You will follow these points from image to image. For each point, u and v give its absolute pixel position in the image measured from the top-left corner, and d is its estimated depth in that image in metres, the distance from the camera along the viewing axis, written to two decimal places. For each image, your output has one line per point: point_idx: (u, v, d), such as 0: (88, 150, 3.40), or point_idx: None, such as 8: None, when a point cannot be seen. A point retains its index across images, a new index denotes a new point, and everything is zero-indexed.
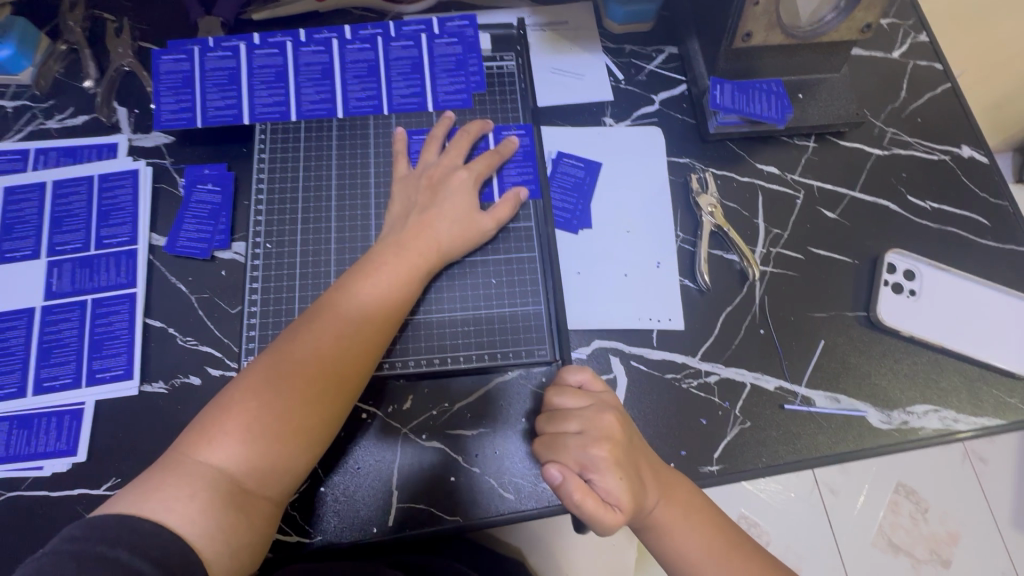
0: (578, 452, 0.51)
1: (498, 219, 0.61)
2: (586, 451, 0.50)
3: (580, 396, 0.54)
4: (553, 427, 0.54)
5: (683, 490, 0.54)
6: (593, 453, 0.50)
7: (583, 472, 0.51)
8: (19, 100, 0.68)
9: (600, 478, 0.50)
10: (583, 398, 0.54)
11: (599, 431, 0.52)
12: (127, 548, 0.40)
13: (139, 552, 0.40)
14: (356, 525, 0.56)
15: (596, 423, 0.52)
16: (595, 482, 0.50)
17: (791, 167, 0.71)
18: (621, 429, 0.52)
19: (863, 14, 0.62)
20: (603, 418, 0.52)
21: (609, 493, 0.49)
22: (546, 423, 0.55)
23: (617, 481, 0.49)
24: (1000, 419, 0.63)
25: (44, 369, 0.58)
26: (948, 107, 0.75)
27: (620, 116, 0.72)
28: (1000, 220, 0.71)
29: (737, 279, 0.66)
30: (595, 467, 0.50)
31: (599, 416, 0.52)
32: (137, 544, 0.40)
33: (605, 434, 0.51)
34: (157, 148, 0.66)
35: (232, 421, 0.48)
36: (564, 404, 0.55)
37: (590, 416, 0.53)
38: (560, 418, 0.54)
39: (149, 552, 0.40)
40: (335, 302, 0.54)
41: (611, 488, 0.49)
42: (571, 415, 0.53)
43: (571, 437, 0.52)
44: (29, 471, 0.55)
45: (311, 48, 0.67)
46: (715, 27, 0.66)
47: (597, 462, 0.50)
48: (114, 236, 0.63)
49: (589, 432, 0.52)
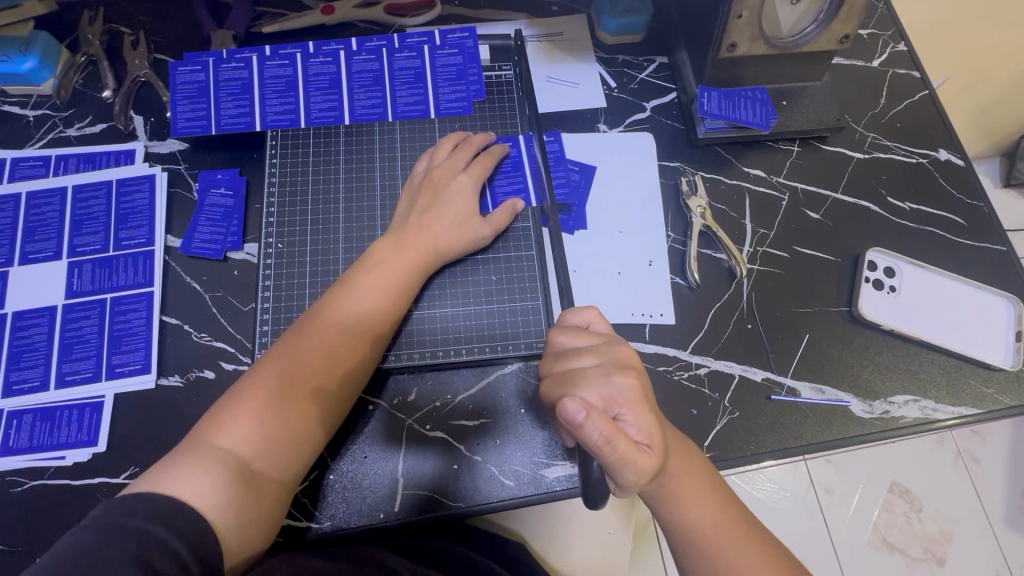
0: (599, 384, 0.47)
1: (496, 225, 0.64)
2: (610, 381, 0.47)
3: (589, 334, 0.52)
4: (563, 363, 0.50)
5: (696, 460, 0.54)
6: (619, 383, 0.47)
7: (608, 408, 0.46)
8: (41, 110, 0.71)
9: (628, 412, 0.46)
10: (591, 335, 0.53)
11: (617, 363, 0.49)
12: (143, 515, 0.42)
13: (161, 521, 0.43)
14: (363, 511, 0.58)
15: (612, 355, 0.50)
16: (624, 418, 0.46)
17: (776, 170, 0.74)
18: (637, 362, 0.50)
19: (841, 26, 0.66)
20: (616, 352, 0.51)
21: (639, 428, 0.46)
22: (555, 362, 0.51)
23: (645, 414, 0.47)
24: (978, 409, 0.66)
25: (66, 364, 0.61)
26: (925, 113, 0.79)
27: (613, 123, 0.76)
28: (976, 220, 0.74)
29: (726, 276, 0.69)
30: (621, 400, 0.47)
31: (612, 350, 0.51)
32: (159, 514, 0.43)
33: (622, 365, 0.49)
34: (172, 154, 0.70)
35: (243, 409, 0.51)
36: (571, 341, 0.52)
37: (605, 352, 0.50)
38: (573, 354, 0.50)
39: (169, 521, 0.43)
40: (338, 299, 0.57)
41: (641, 422, 0.46)
42: (584, 351, 0.50)
43: (589, 369, 0.49)
44: (51, 461, 0.58)
45: (320, 59, 0.70)
46: (702, 38, 0.70)
47: (624, 391, 0.47)
48: (132, 238, 0.66)
49: (606, 364, 0.49)
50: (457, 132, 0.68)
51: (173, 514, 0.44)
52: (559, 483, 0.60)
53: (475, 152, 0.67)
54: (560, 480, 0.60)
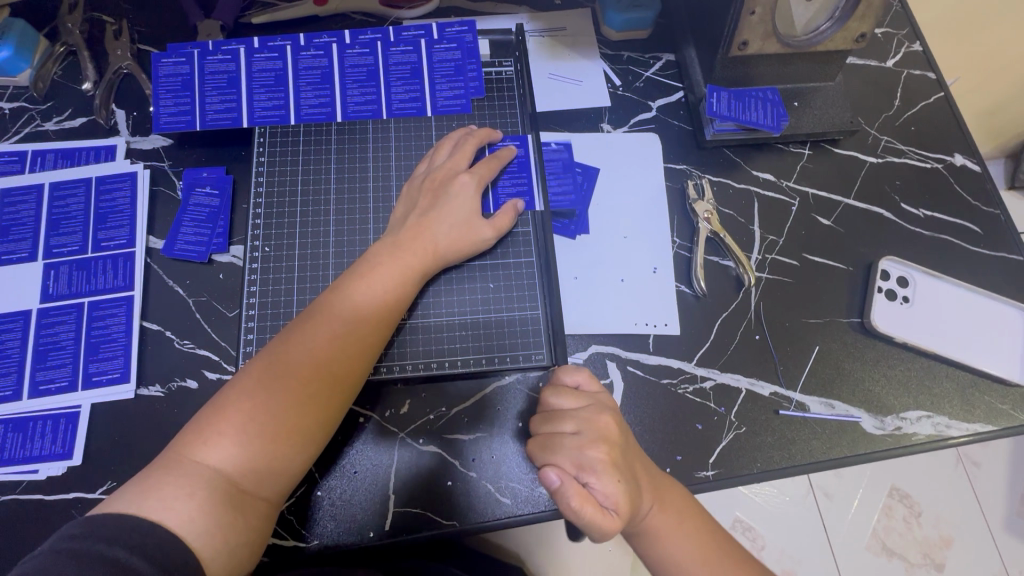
0: (573, 453, 0.49)
1: (499, 227, 0.61)
2: (582, 451, 0.49)
3: (575, 394, 0.53)
4: (546, 426, 0.52)
5: (680, 498, 0.52)
6: (589, 455, 0.48)
7: (579, 474, 0.48)
8: (16, 102, 0.67)
9: (596, 480, 0.47)
10: (579, 398, 0.53)
11: (594, 431, 0.50)
12: (123, 546, 0.39)
13: (135, 551, 0.40)
14: (353, 529, 0.56)
15: (592, 421, 0.51)
16: (593, 485, 0.48)
17: (787, 174, 0.72)
18: (617, 429, 0.50)
19: (858, 24, 0.62)
20: (599, 419, 0.51)
21: (605, 495, 0.47)
22: (541, 424, 0.53)
23: (614, 481, 0.47)
24: (992, 425, 0.63)
25: (41, 372, 0.58)
26: (941, 115, 0.76)
27: (617, 122, 0.73)
28: (992, 227, 0.71)
29: (734, 285, 0.66)
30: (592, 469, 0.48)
31: (594, 414, 0.51)
32: (133, 544, 0.40)
33: (599, 432, 0.50)
34: (155, 150, 0.66)
35: (228, 421, 0.48)
36: (558, 402, 0.53)
37: (586, 417, 0.51)
38: (556, 418, 0.52)
39: (145, 551, 0.40)
40: (331, 304, 0.54)
41: (608, 490, 0.47)
42: (565, 415, 0.51)
43: (565, 435, 0.50)
44: (23, 475, 0.55)
45: (311, 52, 0.67)
46: (712, 35, 0.67)
47: (594, 461, 0.48)
48: (112, 238, 0.63)
49: (583, 432, 0.50)
50: (462, 129, 0.65)
51: (157, 549, 0.41)
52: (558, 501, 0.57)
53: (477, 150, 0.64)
54: None
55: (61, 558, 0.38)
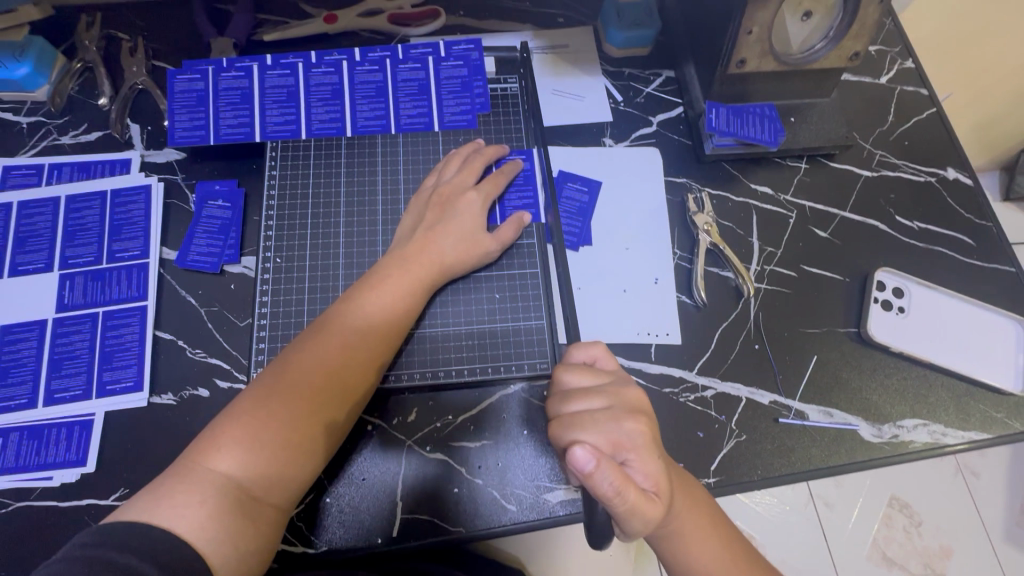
0: (607, 428, 0.48)
1: (503, 240, 0.63)
2: (619, 426, 0.48)
3: (595, 373, 0.52)
4: (569, 405, 0.51)
5: (697, 493, 0.53)
6: (627, 429, 0.48)
7: (617, 453, 0.47)
8: (34, 117, 0.69)
9: (636, 459, 0.47)
10: (597, 374, 0.53)
11: (626, 407, 0.50)
12: (137, 553, 0.40)
13: (148, 558, 0.40)
14: (360, 535, 0.57)
15: (621, 398, 0.50)
16: (631, 463, 0.47)
17: (784, 188, 0.73)
18: (647, 407, 0.51)
19: (851, 43, 0.65)
20: (625, 393, 0.51)
21: (646, 476, 0.46)
22: (561, 403, 0.51)
23: (652, 461, 0.47)
24: (987, 433, 0.65)
25: (55, 381, 0.59)
26: (934, 130, 0.78)
27: (619, 137, 0.75)
28: (985, 240, 0.73)
29: (734, 295, 0.68)
30: (631, 446, 0.47)
31: (621, 391, 0.51)
32: (146, 551, 0.41)
33: (632, 409, 0.50)
34: (168, 164, 0.68)
35: (241, 429, 0.49)
36: (577, 380, 0.52)
37: (614, 391, 0.51)
38: (580, 395, 0.51)
39: (158, 558, 0.41)
40: (342, 314, 0.56)
41: (648, 468, 0.47)
42: (593, 392, 0.51)
43: (597, 412, 0.49)
44: (38, 482, 0.56)
45: (322, 69, 0.69)
46: (711, 52, 0.69)
47: (632, 437, 0.48)
48: (126, 250, 0.64)
49: (616, 407, 0.50)
50: (469, 145, 0.68)
51: (169, 556, 0.42)
52: (562, 508, 0.58)
53: (484, 166, 0.66)
54: (563, 504, 0.59)
55: (77, 564, 0.39)
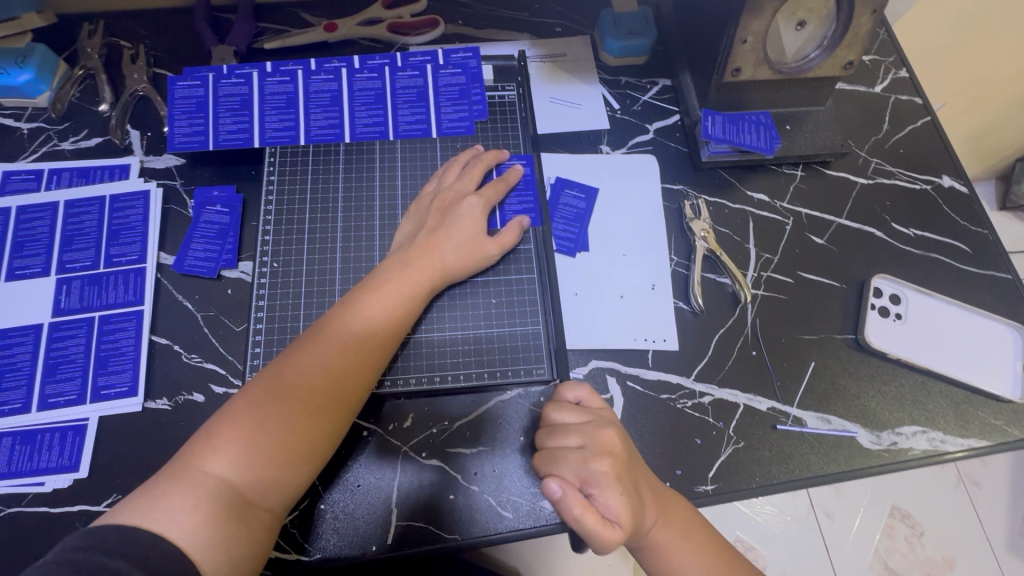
0: (578, 467, 0.51)
1: (503, 245, 0.63)
2: (589, 466, 0.50)
3: (578, 411, 0.55)
4: (552, 439, 0.54)
5: (683, 510, 0.53)
6: (594, 468, 0.50)
7: (584, 487, 0.50)
8: (35, 123, 0.70)
9: (600, 493, 0.49)
10: (581, 412, 0.55)
11: (599, 447, 0.51)
12: (127, 561, 0.40)
13: (136, 565, 0.40)
14: (356, 543, 0.56)
15: (595, 437, 0.52)
16: (595, 497, 0.49)
17: (779, 195, 0.74)
18: (619, 446, 0.52)
19: (845, 52, 0.65)
20: (602, 433, 0.53)
21: (609, 508, 0.49)
22: (547, 437, 0.55)
23: (617, 495, 0.49)
24: (986, 441, 0.64)
25: (50, 386, 0.59)
26: (928, 138, 0.79)
27: (616, 144, 0.75)
28: (980, 247, 0.73)
29: (730, 301, 0.68)
30: (597, 482, 0.50)
31: (598, 432, 0.53)
32: (135, 558, 0.40)
33: (605, 449, 0.51)
34: (168, 170, 0.68)
35: (237, 431, 0.48)
36: (563, 417, 0.55)
37: (591, 431, 0.53)
38: (561, 432, 0.54)
39: (147, 564, 0.40)
40: (341, 318, 0.55)
41: (611, 503, 0.48)
42: (572, 429, 0.53)
43: (571, 450, 0.52)
44: (29, 488, 0.55)
45: (321, 76, 0.70)
46: (706, 62, 0.69)
47: (598, 475, 0.50)
48: (124, 254, 0.64)
49: (589, 447, 0.52)
50: (469, 152, 0.68)
51: (160, 563, 0.41)
52: (558, 515, 0.58)
53: (486, 170, 0.66)
54: (560, 512, 0.58)
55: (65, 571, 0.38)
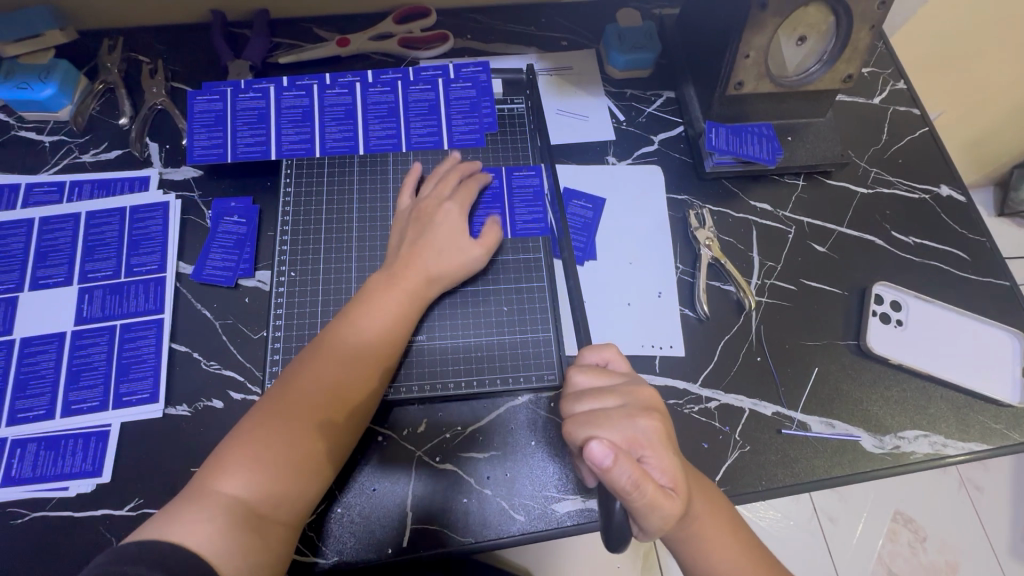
0: (623, 426, 0.47)
1: (487, 245, 0.65)
2: (634, 423, 0.47)
3: (609, 374, 0.53)
4: (582, 404, 0.50)
5: (713, 492, 0.54)
6: (643, 425, 0.47)
7: (633, 449, 0.46)
8: (57, 136, 0.72)
9: (653, 455, 0.46)
10: (612, 376, 0.53)
11: (639, 404, 0.50)
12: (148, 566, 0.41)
13: (164, 567, 0.41)
14: (372, 546, 0.58)
15: (634, 396, 0.50)
16: (647, 460, 0.46)
17: (782, 204, 0.76)
18: (659, 404, 0.51)
19: (845, 66, 0.67)
20: (639, 392, 0.51)
21: (663, 472, 0.46)
22: (575, 403, 0.51)
23: (668, 456, 0.47)
24: (987, 444, 0.66)
25: (73, 393, 0.61)
26: (926, 149, 0.81)
27: (622, 155, 0.77)
28: (979, 254, 0.75)
29: (735, 308, 0.69)
30: (647, 443, 0.47)
31: (634, 390, 0.51)
32: (158, 564, 0.42)
33: (645, 406, 0.49)
34: (186, 181, 0.70)
35: (243, 453, 0.50)
36: (592, 381, 0.52)
37: (627, 391, 0.51)
38: (594, 394, 0.50)
39: (174, 566, 0.42)
40: (334, 335, 0.57)
41: (664, 465, 0.46)
42: (605, 391, 0.51)
43: (611, 409, 0.49)
44: (54, 492, 0.57)
45: (336, 90, 0.72)
46: (709, 75, 0.71)
47: (648, 433, 0.47)
48: (144, 264, 0.66)
49: (630, 405, 0.49)
50: (451, 161, 0.70)
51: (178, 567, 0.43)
52: (569, 518, 0.59)
53: (461, 178, 0.68)
54: (571, 515, 0.59)
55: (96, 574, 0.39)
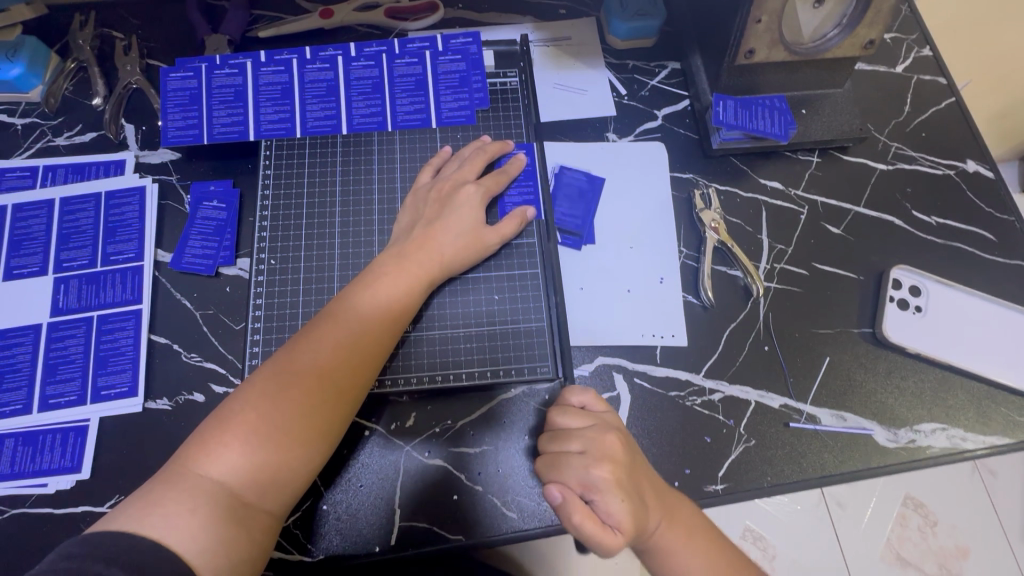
0: (578, 472, 0.47)
1: (502, 234, 0.61)
2: (587, 469, 0.47)
3: (582, 413, 0.52)
4: (554, 444, 0.51)
5: (689, 514, 0.51)
6: (595, 472, 0.47)
7: (583, 494, 0.47)
8: (29, 118, 0.68)
9: (600, 500, 0.46)
10: (582, 413, 0.52)
11: (600, 448, 0.49)
12: (122, 569, 0.38)
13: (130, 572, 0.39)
14: (359, 543, 0.55)
15: (597, 439, 0.49)
16: (594, 504, 0.46)
17: (794, 183, 0.71)
18: (623, 447, 0.49)
19: (866, 31, 0.62)
20: (605, 434, 0.50)
21: (608, 515, 0.45)
22: (548, 441, 0.52)
23: (618, 501, 0.46)
24: (1009, 438, 0.62)
25: (50, 387, 0.59)
26: (953, 120, 0.75)
27: (623, 132, 0.72)
28: (1006, 235, 0.70)
29: (742, 295, 0.65)
30: (597, 488, 0.46)
31: (599, 432, 0.50)
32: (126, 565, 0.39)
33: (605, 451, 0.48)
34: (163, 164, 0.67)
35: (233, 431, 0.47)
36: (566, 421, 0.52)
37: (592, 433, 0.50)
38: (562, 436, 0.51)
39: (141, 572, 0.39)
40: (336, 313, 0.54)
41: (612, 509, 0.45)
42: (572, 432, 0.50)
43: (572, 454, 0.49)
44: (33, 489, 0.55)
45: (317, 65, 0.68)
46: (717, 43, 0.66)
47: (598, 480, 0.47)
48: (121, 252, 0.63)
49: (589, 449, 0.49)
50: (474, 142, 0.66)
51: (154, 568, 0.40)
52: None
53: (488, 162, 0.64)
54: None
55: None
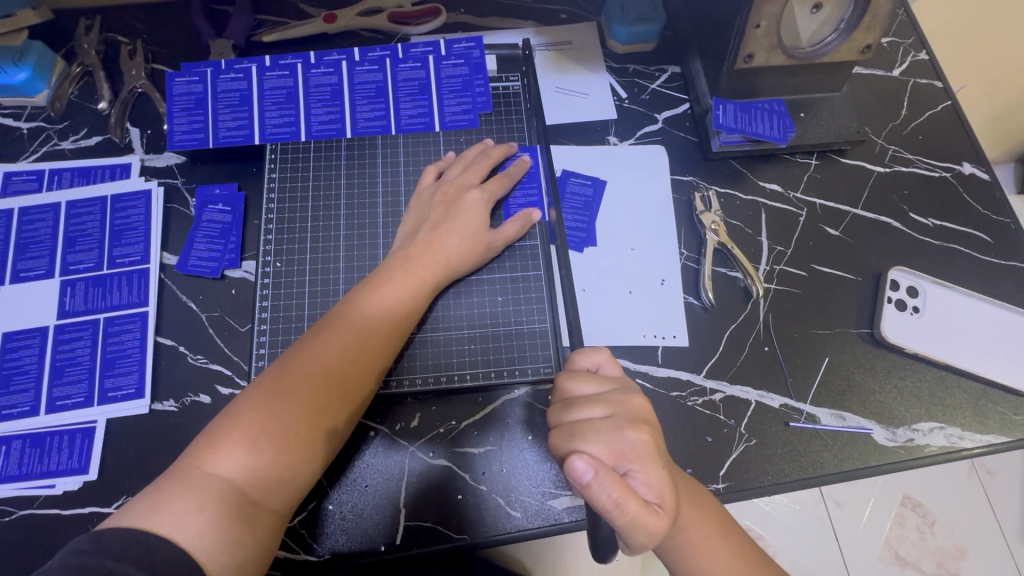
0: (610, 438, 0.45)
1: (505, 237, 0.62)
2: (621, 436, 0.45)
3: (599, 379, 0.50)
4: (570, 412, 0.48)
5: (706, 502, 0.52)
6: (631, 438, 0.45)
7: (618, 464, 0.44)
8: (34, 122, 0.69)
9: (639, 469, 0.44)
10: (600, 381, 0.50)
11: (628, 415, 0.47)
12: (133, 566, 0.39)
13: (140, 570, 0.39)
14: (364, 543, 0.56)
15: (623, 405, 0.48)
16: (634, 475, 0.44)
17: (793, 185, 0.72)
18: (650, 414, 0.48)
19: (864, 35, 0.63)
20: (629, 402, 0.49)
21: (649, 487, 0.44)
22: (561, 411, 0.49)
23: (656, 472, 0.44)
24: (1006, 436, 0.63)
25: (57, 388, 0.59)
26: (949, 124, 0.76)
27: (623, 135, 0.73)
28: (1002, 236, 0.71)
29: (742, 296, 0.66)
30: (634, 457, 0.44)
31: (624, 399, 0.48)
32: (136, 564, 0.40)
33: (635, 417, 0.47)
34: (169, 168, 0.68)
35: (239, 431, 0.47)
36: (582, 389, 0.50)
37: (616, 399, 0.49)
38: (580, 403, 0.48)
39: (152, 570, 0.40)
40: (342, 316, 0.55)
41: (651, 480, 0.44)
42: (593, 399, 0.48)
43: (598, 420, 0.47)
44: (41, 490, 0.56)
45: (321, 69, 0.68)
46: (717, 47, 0.67)
47: (636, 447, 0.45)
48: (127, 255, 0.64)
49: (617, 416, 0.47)
50: (478, 146, 0.67)
51: (164, 566, 0.40)
52: (567, 514, 0.57)
53: (491, 165, 0.65)
54: (569, 511, 0.57)
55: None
